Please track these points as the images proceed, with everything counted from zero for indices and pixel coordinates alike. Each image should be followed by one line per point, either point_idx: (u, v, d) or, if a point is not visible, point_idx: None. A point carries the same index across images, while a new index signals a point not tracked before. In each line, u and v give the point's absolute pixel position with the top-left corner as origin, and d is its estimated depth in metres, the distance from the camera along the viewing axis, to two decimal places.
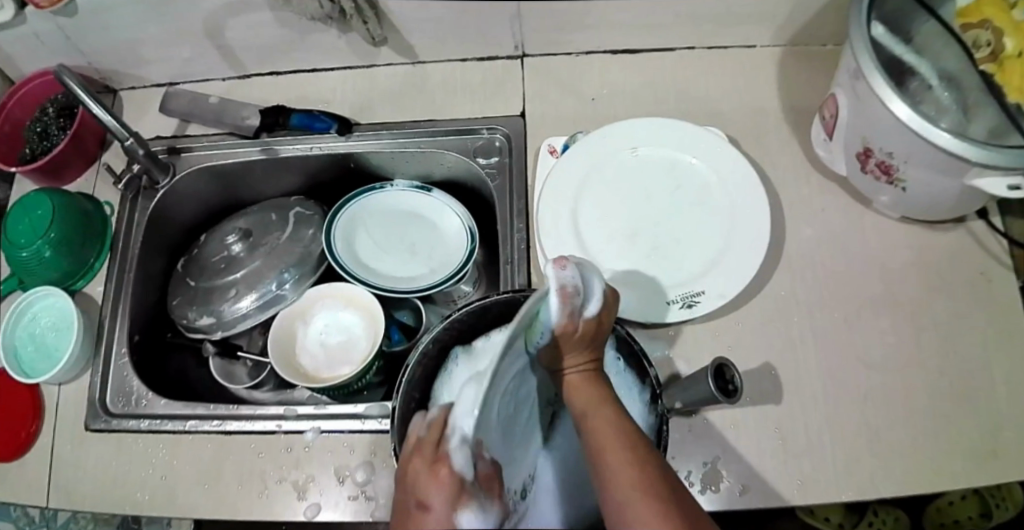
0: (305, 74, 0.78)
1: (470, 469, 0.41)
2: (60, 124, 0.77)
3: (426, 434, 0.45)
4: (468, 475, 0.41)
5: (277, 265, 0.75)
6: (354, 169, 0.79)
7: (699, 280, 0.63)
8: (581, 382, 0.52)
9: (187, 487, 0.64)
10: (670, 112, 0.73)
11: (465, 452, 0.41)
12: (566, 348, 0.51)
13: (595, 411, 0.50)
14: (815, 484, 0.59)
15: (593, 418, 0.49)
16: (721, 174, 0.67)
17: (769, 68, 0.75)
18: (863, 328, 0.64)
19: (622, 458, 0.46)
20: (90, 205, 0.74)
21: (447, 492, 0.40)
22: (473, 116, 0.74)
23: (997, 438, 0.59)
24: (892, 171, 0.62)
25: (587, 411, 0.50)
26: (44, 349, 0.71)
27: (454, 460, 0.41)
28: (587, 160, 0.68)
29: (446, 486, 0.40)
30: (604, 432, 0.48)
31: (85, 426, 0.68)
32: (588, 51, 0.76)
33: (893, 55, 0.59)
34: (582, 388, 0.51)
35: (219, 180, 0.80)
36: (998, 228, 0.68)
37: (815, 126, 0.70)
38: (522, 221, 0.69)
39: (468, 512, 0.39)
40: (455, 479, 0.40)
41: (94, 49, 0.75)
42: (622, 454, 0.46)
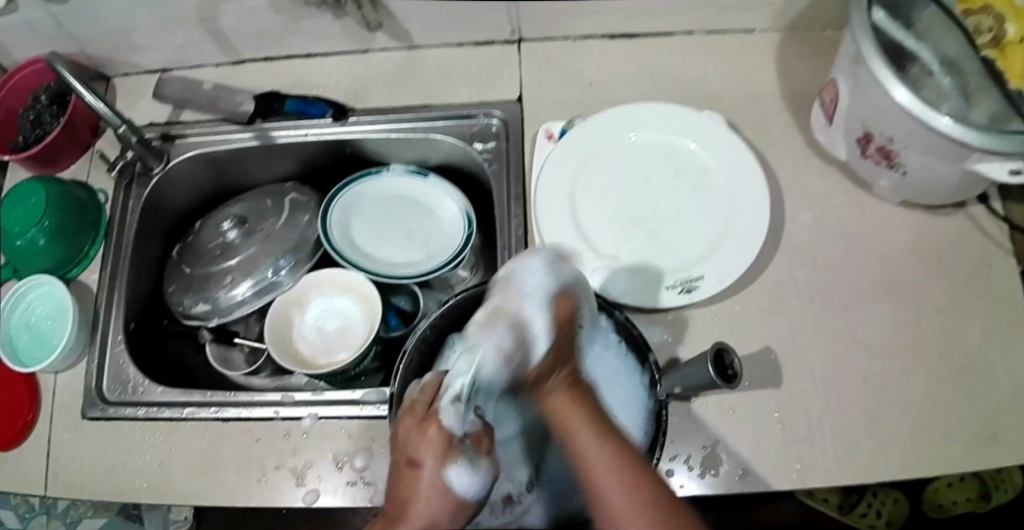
0: (299, 59, 0.77)
1: (458, 426, 0.48)
2: (53, 111, 0.76)
3: (418, 397, 0.50)
4: (457, 432, 0.48)
5: (273, 252, 0.74)
6: (350, 154, 0.78)
7: (698, 265, 0.63)
8: (566, 406, 0.50)
9: (185, 474, 0.63)
10: (669, 97, 0.73)
11: (456, 408, 0.48)
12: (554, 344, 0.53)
13: (580, 433, 0.48)
14: (814, 468, 0.58)
15: (577, 441, 0.48)
16: (720, 160, 0.67)
17: (768, 53, 0.74)
18: (862, 313, 0.64)
19: (611, 475, 0.45)
20: (84, 193, 0.74)
21: (435, 447, 0.47)
22: (470, 101, 0.73)
23: (995, 422, 0.59)
24: (893, 156, 0.61)
25: (571, 434, 0.49)
26: (39, 337, 0.71)
27: (444, 418, 0.47)
28: (585, 144, 0.68)
29: (435, 443, 0.46)
30: (590, 448, 0.47)
31: (82, 415, 0.67)
32: (586, 36, 0.75)
33: (894, 39, 0.59)
34: (566, 414, 0.49)
35: (213, 166, 0.79)
36: (998, 212, 0.67)
37: (814, 111, 0.69)
38: (519, 206, 0.68)
39: (455, 464, 0.46)
40: (445, 436, 0.47)
41: (85, 36, 0.74)
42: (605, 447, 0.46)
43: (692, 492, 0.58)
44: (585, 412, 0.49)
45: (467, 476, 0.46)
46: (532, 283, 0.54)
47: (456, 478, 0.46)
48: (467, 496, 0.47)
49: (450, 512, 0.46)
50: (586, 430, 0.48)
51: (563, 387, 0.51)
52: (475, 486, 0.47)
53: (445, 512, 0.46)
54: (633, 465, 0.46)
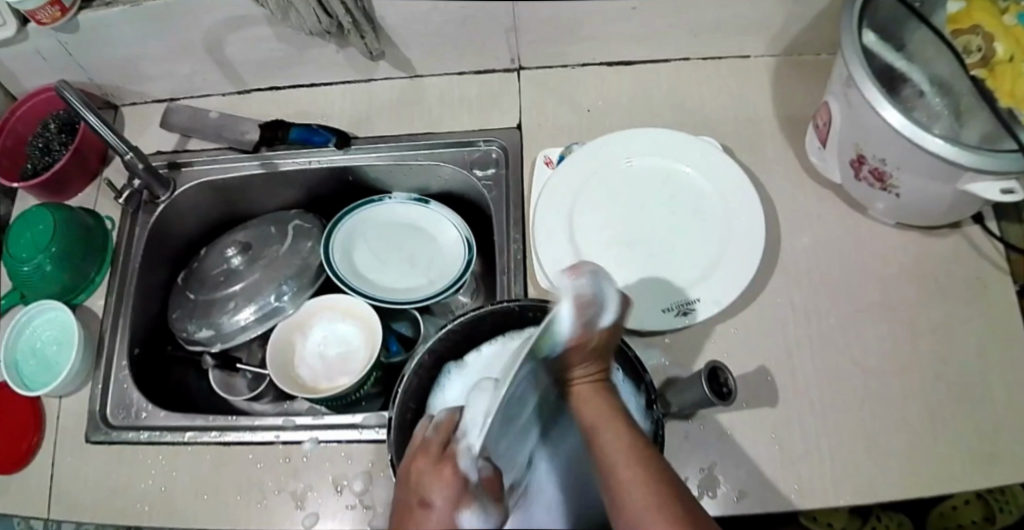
0: (302, 88, 0.79)
1: (475, 470, 0.42)
2: (61, 139, 0.78)
3: (433, 437, 0.47)
4: (473, 477, 0.42)
5: (276, 277, 0.75)
6: (352, 183, 0.80)
7: (695, 288, 0.64)
8: (590, 402, 0.49)
9: (186, 499, 0.64)
10: (666, 121, 0.74)
11: (474, 453, 0.43)
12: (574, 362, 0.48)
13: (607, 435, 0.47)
14: (812, 489, 0.59)
15: (603, 434, 0.47)
16: (716, 183, 0.68)
17: (763, 78, 0.75)
18: (859, 334, 0.65)
19: (635, 478, 0.45)
20: (90, 220, 0.75)
21: (449, 490, 0.42)
22: (470, 128, 0.75)
23: (994, 441, 0.59)
24: (885, 177, 0.62)
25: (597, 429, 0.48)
26: (45, 362, 0.71)
27: (460, 462, 0.42)
28: (581, 171, 0.69)
29: (450, 486, 0.42)
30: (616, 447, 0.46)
31: (86, 438, 0.68)
32: (584, 63, 0.76)
33: (885, 64, 0.60)
34: (590, 408, 0.48)
35: (217, 193, 0.80)
36: (993, 233, 0.68)
37: (808, 134, 0.71)
38: (518, 231, 0.69)
39: (469, 511, 0.41)
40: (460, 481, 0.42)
41: (96, 67, 0.75)
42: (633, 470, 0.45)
43: None
44: (610, 413, 0.48)
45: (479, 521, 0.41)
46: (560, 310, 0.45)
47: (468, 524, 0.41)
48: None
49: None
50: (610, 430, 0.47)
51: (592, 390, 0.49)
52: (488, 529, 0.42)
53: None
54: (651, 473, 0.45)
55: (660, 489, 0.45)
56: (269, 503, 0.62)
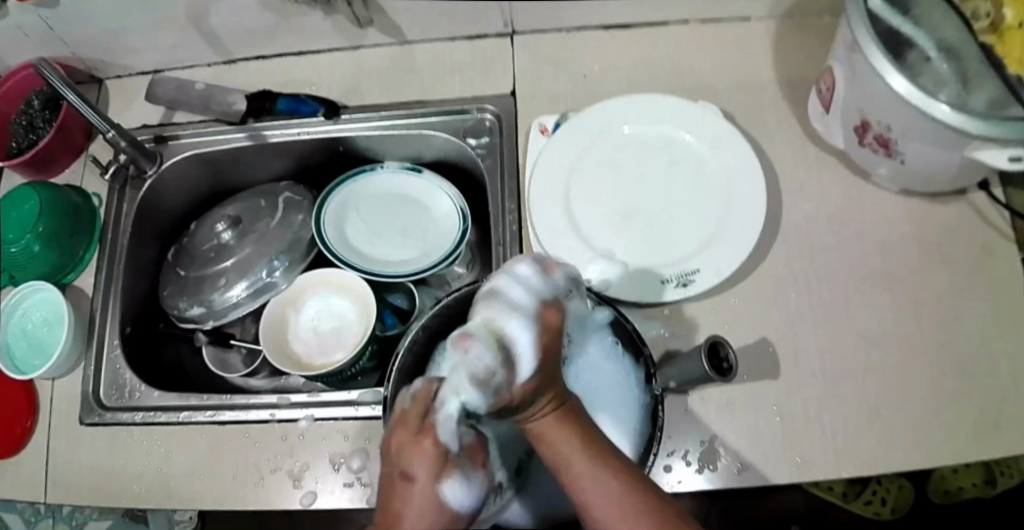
0: (290, 58, 0.77)
1: (457, 442, 0.42)
2: (45, 116, 0.76)
3: (410, 407, 0.44)
4: (455, 447, 0.42)
5: (266, 252, 0.74)
6: (343, 153, 0.78)
7: (695, 257, 0.62)
8: (555, 434, 0.44)
9: (182, 479, 0.63)
10: (664, 87, 0.72)
11: (453, 424, 0.42)
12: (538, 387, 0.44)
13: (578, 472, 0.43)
14: (816, 459, 0.58)
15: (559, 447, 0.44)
16: (717, 150, 0.66)
17: (763, 41, 0.73)
18: (862, 303, 0.63)
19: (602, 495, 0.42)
20: (77, 198, 0.73)
21: (430, 464, 0.41)
22: (464, 97, 0.73)
23: (1000, 411, 0.59)
24: (890, 144, 0.61)
25: (562, 462, 0.44)
26: (37, 344, 0.70)
27: (443, 434, 0.42)
28: (578, 138, 0.67)
29: (432, 460, 0.41)
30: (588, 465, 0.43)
31: (80, 421, 0.67)
32: (579, 28, 0.74)
33: (889, 25, 0.58)
34: (557, 442, 0.44)
35: (206, 167, 0.79)
36: (999, 200, 0.67)
37: (810, 99, 0.69)
38: (514, 202, 0.68)
39: (452, 482, 0.41)
40: (438, 452, 0.41)
41: (77, 39, 0.73)
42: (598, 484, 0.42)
43: (693, 488, 0.57)
44: (576, 437, 0.44)
45: (460, 491, 0.42)
46: (520, 289, 0.46)
47: (449, 494, 0.41)
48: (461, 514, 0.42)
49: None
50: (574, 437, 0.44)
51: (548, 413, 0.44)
52: (469, 501, 0.42)
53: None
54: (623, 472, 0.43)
55: (633, 490, 0.43)
56: (265, 482, 0.61)
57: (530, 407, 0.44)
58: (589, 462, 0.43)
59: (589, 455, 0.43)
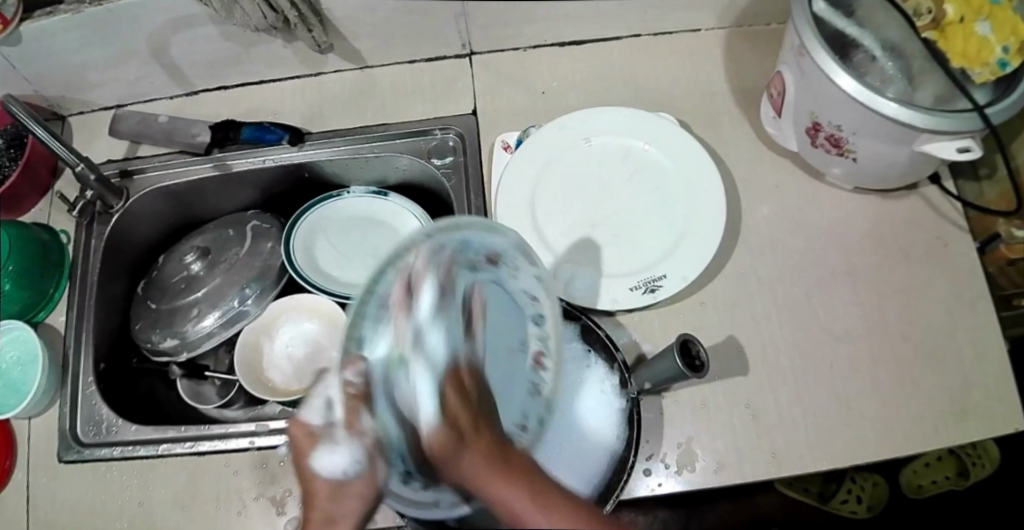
0: (253, 87, 0.78)
1: (324, 417, 0.45)
2: (10, 155, 0.75)
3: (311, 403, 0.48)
4: (327, 420, 0.45)
5: (238, 280, 0.74)
6: (310, 179, 0.78)
7: (660, 264, 0.63)
8: (461, 454, 0.38)
9: (165, 511, 0.63)
10: (622, 99, 0.74)
11: (321, 406, 0.45)
12: (451, 442, 0.39)
13: (518, 508, 0.35)
14: (789, 454, 0.59)
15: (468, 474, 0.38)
16: (676, 158, 0.68)
17: (714, 51, 0.75)
18: (825, 300, 0.65)
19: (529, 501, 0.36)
20: (45, 235, 0.73)
21: (305, 440, 0.45)
22: (427, 118, 0.74)
23: (962, 396, 0.61)
24: (842, 143, 0.62)
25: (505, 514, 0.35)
26: (10, 383, 0.69)
27: (307, 416, 0.45)
28: (539, 155, 0.68)
29: (304, 438, 0.45)
30: (522, 500, 0.35)
31: (58, 458, 0.66)
32: (536, 45, 0.76)
33: (833, 29, 0.60)
34: (462, 465, 0.38)
35: (174, 199, 0.79)
36: (950, 191, 0.69)
37: (763, 103, 0.71)
38: (481, 218, 0.69)
39: (323, 450, 0.44)
40: (307, 433, 0.45)
41: (38, 78, 0.73)
42: (524, 489, 0.36)
43: (671, 490, 0.58)
44: (506, 471, 0.37)
45: (334, 457, 0.44)
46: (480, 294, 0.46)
47: (321, 463, 0.44)
48: (349, 474, 0.44)
49: (339, 493, 0.45)
50: (517, 490, 0.36)
51: (468, 429, 0.39)
52: (349, 461, 0.43)
53: (332, 501, 0.45)
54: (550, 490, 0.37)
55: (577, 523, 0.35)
56: (249, 508, 0.62)
57: (467, 440, 0.39)
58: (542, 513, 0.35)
59: (522, 485, 0.36)
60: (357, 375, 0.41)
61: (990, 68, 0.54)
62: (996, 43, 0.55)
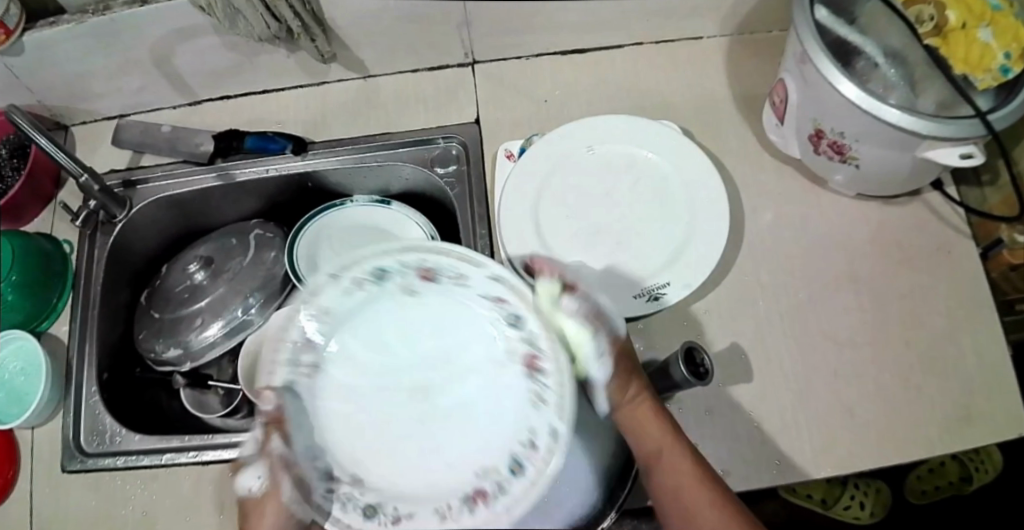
0: (255, 96, 0.78)
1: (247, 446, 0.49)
2: (13, 165, 0.75)
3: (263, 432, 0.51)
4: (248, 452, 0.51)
5: (242, 290, 0.75)
6: (313, 188, 0.79)
7: (663, 272, 0.64)
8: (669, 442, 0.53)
9: (169, 521, 0.63)
10: (624, 107, 0.74)
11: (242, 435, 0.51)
12: (627, 394, 0.54)
13: (677, 462, 0.53)
14: (793, 462, 0.59)
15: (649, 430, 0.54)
16: (678, 165, 0.68)
17: (715, 58, 0.75)
18: (829, 307, 0.65)
19: (692, 473, 0.52)
20: (48, 245, 0.73)
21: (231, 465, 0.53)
22: (429, 127, 0.74)
23: (967, 403, 0.61)
24: (845, 150, 0.62)
25: (675, 468, 0.53)
26: (14, 392, 0.69)
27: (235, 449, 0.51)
28: (543, 163, 0.68)
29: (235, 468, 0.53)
30: (687, 473, 0.52)
31: (61, 468, 0.66)
32: (538, 53, 0.76)
33: (836, 36, 0.60)
34: (670, 448, 0.53)
35: (176, 209, 0.79)
36: (953, 198, 0.69)
37: (765, 111, 0.71)
38: (485, 227, 0.69)
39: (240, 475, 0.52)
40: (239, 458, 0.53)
41: (40, 88, 0.73)
42: (677, 453, 0.53)
43: None
44: (685, 449, 0.53)
45: (250, 477, 0.51)
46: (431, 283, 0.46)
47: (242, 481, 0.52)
48: (261, 491, 0.51)
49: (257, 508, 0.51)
50: (680, 457, 0.53)
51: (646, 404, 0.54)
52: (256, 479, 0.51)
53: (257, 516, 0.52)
54: (705, 468, 0.53)
55: (699, 464, 0.53)
56: None
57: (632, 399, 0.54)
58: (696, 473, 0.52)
59: (686, 449, 0.53)
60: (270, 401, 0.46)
61: (992, 75, 0.54)
62: (998, 49, 0.54)
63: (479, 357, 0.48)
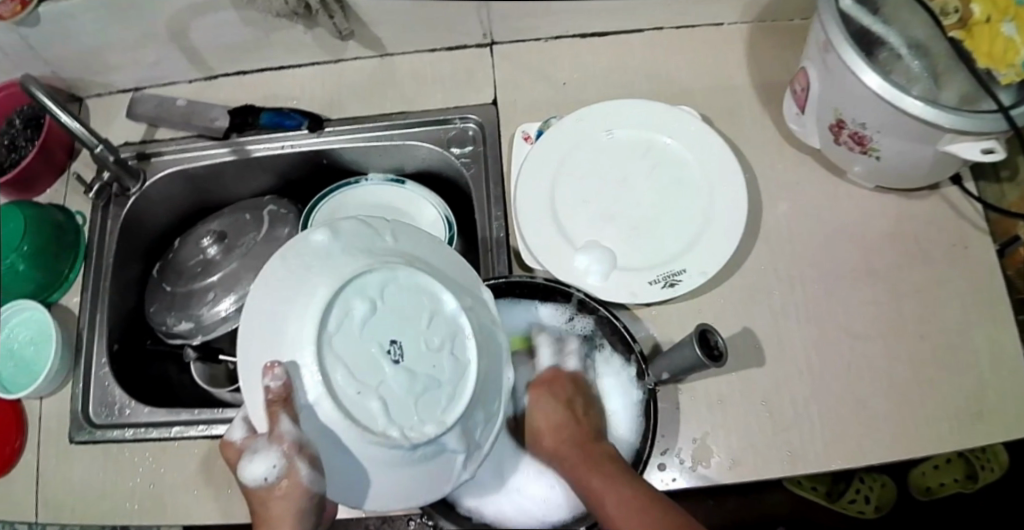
0: (271, 73, 0.77)
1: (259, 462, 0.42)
2: (28, 135, 0.75)
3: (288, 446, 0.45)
4: (260, 471, 0.42)
5: (254, 266, 0.75)
6: (327, 166, 0.78)
7: (679, 258, 0.63)
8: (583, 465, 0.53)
9: (176, 495, 0.63)
10: (642, 93, 0.73)
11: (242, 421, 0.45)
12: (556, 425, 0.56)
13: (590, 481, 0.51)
14: (804, 452, 0.59)
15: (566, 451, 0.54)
16: (696, 153, 0.67)
17: (736, 46, 0.75)
18: (843, 299, 0.65)
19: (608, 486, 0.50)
20: (60, 215, 0.73)
21: (272, 497, 0.43)
22: (446, 107, 0.73)
23: (982, 399, 0.60)
24: (865, 141, 0.62)
25: (596, 494, 0.50)
26: (25, 363, 0.69)
27: (249, 468, 0.42)
28: (560, 146, 0.68)
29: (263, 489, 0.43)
30: (602, 494, 0.50)
31: (69, 439, 0.66)
32: (557, 36, 0.75)
33: (860, 25, 0.59)
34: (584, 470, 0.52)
35: (189, 183, 0.79)
36: (972, 193, 0.68)
37: (786, 100, 0.70)
38: (500, 208, 0.69)
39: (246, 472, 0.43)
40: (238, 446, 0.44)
41: (56, 59, 0.73)
42: (599, 477, 0.51)
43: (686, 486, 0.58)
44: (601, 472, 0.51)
45: (257, 463, 0.42)
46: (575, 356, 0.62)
47: (249, 470, 0.43)
48: (273, 478, 0.42)
49: (273, 494, 0.43)
50: (596, 478, 0.51)
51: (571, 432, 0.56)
52: (268, 467, 0.41)
53: (272, 500, 0.44)
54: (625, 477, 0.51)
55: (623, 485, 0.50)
56: None
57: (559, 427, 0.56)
58: (613, 489, 0.50)
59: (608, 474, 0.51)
60: (272, 380, 0.38)
61: (1014, 70, 0.53)
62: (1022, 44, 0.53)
63: (387, 303, 0.41)
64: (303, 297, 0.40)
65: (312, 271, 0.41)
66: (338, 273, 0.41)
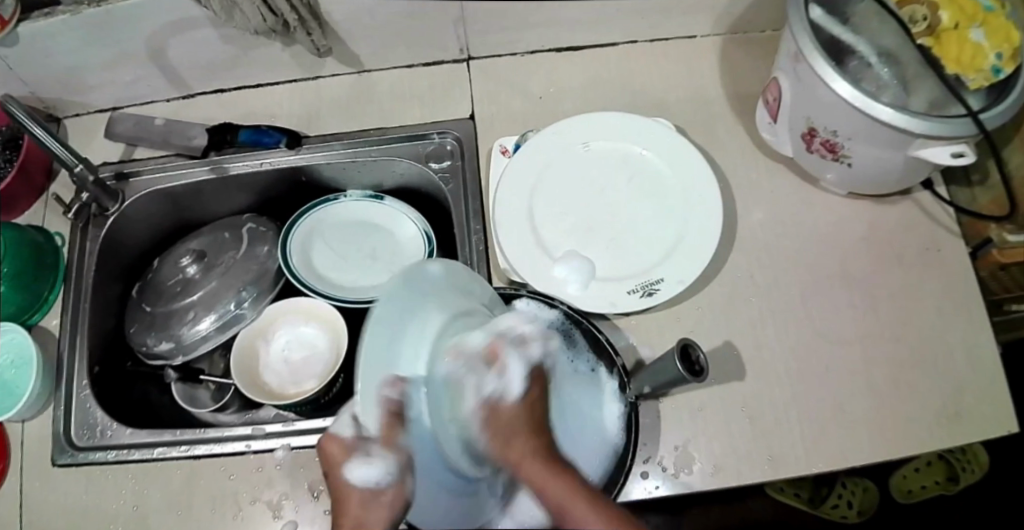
0: (249, 90, 0.78)
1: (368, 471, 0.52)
2: (6, 156, 0.74)
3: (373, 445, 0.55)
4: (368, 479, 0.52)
5: (235, 284, 0.75)
6: (306, 183, 0.79)
7: (657, 267, 0.64)
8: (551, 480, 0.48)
9: (160, 515, 0.63)
10: (618, 105, 0.74)
11: (349, 420, 0.54)
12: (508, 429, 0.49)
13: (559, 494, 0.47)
14: (784, 457, 0.59)
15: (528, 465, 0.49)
16: (673, 163, 0.68)
17: (709, 57, 0.76)
18: (820, 304, 0.65)
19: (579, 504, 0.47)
20: (40, 237, 0.72)
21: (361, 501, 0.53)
22: (423, 122, 0.74)
23: (957, 401, 0.61)
24: (837, 149, 0.63)
25: (566, 514, 0.47)
26: (4, 386, 0.68)
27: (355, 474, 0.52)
28: (537, 159, 0.68)
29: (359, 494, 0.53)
30: (571, 509, 0.47)
31: (52, 462, 0.66)
32: (533, 50, 0.76)
33: (830, 35, 0.60)
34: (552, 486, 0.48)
35: (168, 203, 0.79)
36: (943, 198, 0.69)
37: (759, 109, 0.71)
38: (479, 222, 0.69)
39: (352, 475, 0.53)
40: (342, 446, 0.53)
41: (33, 79, 0.73)
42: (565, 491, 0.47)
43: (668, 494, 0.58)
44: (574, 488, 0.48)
45: (368, 467, 0.52)
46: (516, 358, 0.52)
47: (355, 471, 0.52)
48: (380, 482, 0.52)
49: (370, 499, 0.52)
50: (563, 490, 0.47)
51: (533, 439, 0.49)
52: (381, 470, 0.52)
53: (366, 506, 0.52)
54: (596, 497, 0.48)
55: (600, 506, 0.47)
56: (243, 513, 0.62)
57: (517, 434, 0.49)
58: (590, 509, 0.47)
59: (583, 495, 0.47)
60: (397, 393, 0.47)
61: (984, 74, 0.55)
62: (989, 49, 0.55)
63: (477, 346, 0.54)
64: (417, 324, 0.49)
65: (419, 301, 0.48)
66: (445, 306, 0.50)
